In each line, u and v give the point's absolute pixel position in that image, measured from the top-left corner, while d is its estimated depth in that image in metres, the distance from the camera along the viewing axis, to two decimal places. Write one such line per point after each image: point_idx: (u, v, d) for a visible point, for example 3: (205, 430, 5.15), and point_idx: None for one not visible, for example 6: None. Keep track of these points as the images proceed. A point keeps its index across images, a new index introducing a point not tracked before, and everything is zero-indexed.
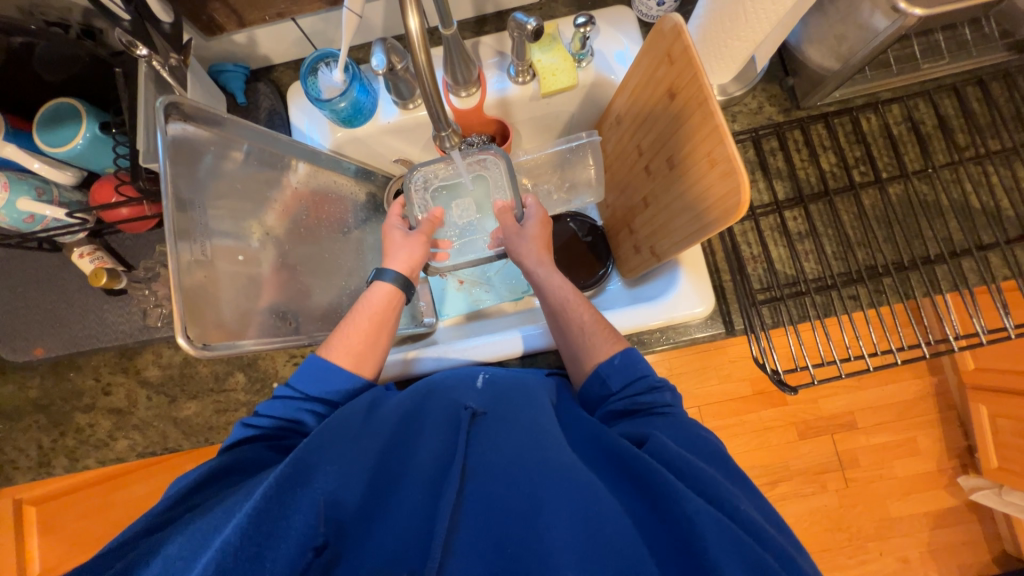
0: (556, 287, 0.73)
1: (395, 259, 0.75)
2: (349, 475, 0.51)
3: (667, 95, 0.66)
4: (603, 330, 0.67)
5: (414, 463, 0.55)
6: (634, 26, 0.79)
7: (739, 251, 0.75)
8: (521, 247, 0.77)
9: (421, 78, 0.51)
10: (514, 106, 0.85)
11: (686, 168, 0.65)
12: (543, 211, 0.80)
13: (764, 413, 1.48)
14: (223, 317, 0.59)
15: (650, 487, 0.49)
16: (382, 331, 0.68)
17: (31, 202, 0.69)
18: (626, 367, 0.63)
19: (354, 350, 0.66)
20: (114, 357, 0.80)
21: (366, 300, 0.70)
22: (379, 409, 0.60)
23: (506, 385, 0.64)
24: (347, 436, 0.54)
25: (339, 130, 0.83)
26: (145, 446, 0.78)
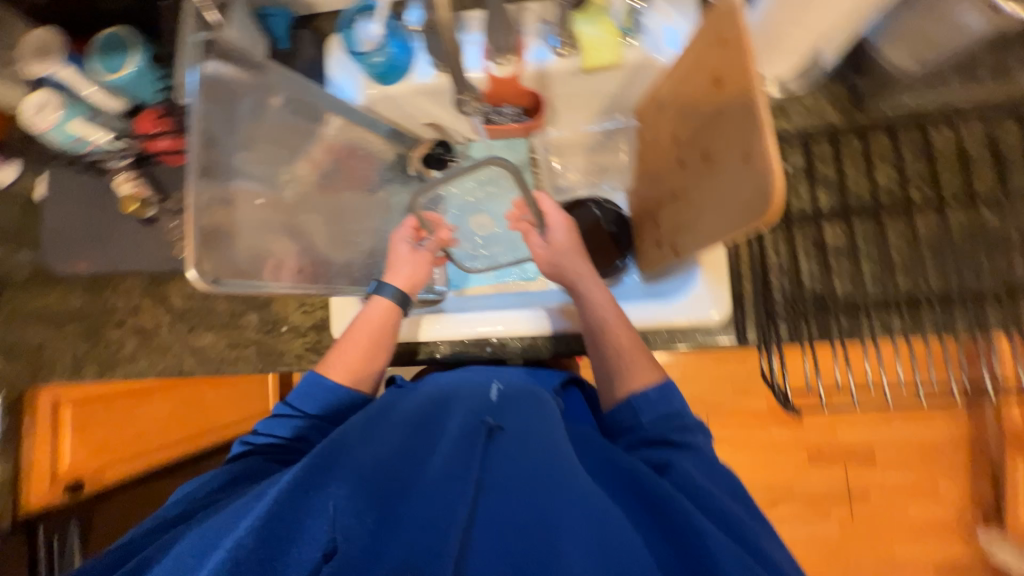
0: (597, 306, 0.72)
1: (396, 274, 0.76)
2: (363, 480, 0.48)
3: (711, 81, 0.61)
4: (642, 355, 0.66)
5: (429, 467, 0.49)
6: (693, 5, 0.74)
7: (765, 259, 0.70)
8: (571, 262, 0.76)
9: (443, 35, 0.49)
10: (553, 79, 0.81)
11: (720, 164, 0.61)
12: (566, 217, 0.78)
13: (776, 432, 1.43)
14: (236, 257, 0.61)
15: (663, 510, 0.47)
16: (375, 344, 0.69)
17: (83, 124, 0.75)
18: (659, 403, 0.62)
19: (351, 366, 0.68)
20: (144, 281, 0.85)
21: (364, 315, 0.71)
22: (393, 414, 0.58)
23: (522, 391, 0.60)
24: (359, 437, 0.53)
25: (372, 86, 0.82)
26: (164, 367, 0.83)
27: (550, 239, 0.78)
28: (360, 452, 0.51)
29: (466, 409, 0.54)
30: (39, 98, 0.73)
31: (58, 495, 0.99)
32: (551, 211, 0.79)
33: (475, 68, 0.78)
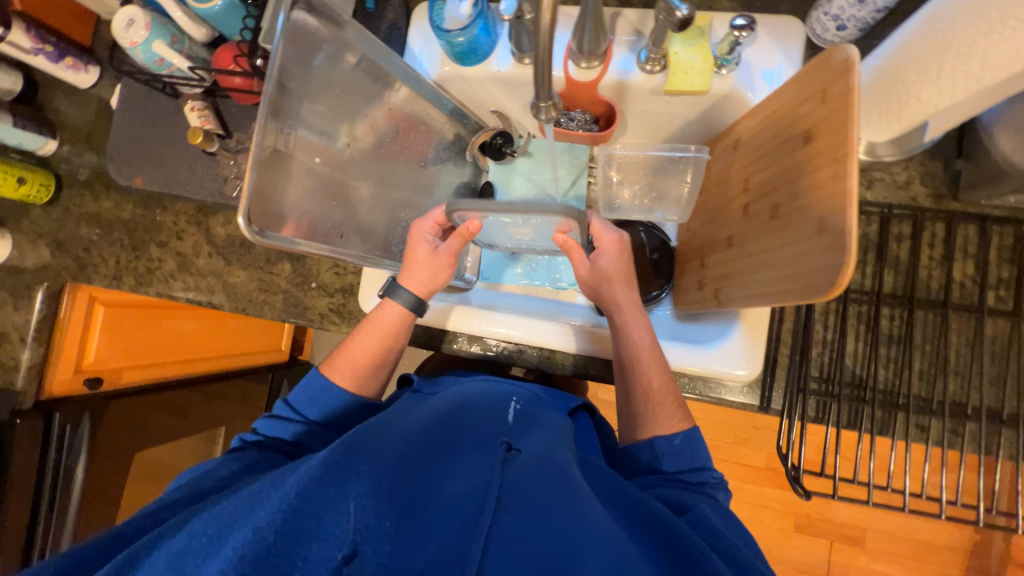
0: (632, 340, 0.70)
1: (412, 276, 0.73)
2: (385, 483, 0.48)
3: (801, 136, 0.58)
4: (670, 403, 0.65)
5: (448, 482, 0.51)
6: (798, 42, 0.69)
7: (810, 330, 0.66)
8: (610, 288, 0.72)
9: (540, 34, 0.48)
10: (632, 93, 0.77)
11: (788, 223, 0.58)
12: (616, 238, 0.73)
13: (767, 490, 1.40)
14: (284, 210, 0.62)
15: (682, 553, 0.46)
16: (383, 348, 0.71)
17: (164, 47, 0.74)
18: (681, 452, 0.63)
19: (356, 372, 0.70)
20: (193, 209, 0.88)
21: (377, 317, 0.72)
22: (415, 422, 0.60)
23: (534, 420, 0.65)
24: (380, 434, 0.55)
25: (448, 64, 0.80)
26: (194, 295, 0.86)
27: (595, 262, 0.73)
28: (381, 452, 0.52)
29: (484, 433, 0.59)
30: (130, 13, 0.73)
31: (79, 386, 1.04)
32: (602, 232, 0.73)
33: (557, 67, 0.76)
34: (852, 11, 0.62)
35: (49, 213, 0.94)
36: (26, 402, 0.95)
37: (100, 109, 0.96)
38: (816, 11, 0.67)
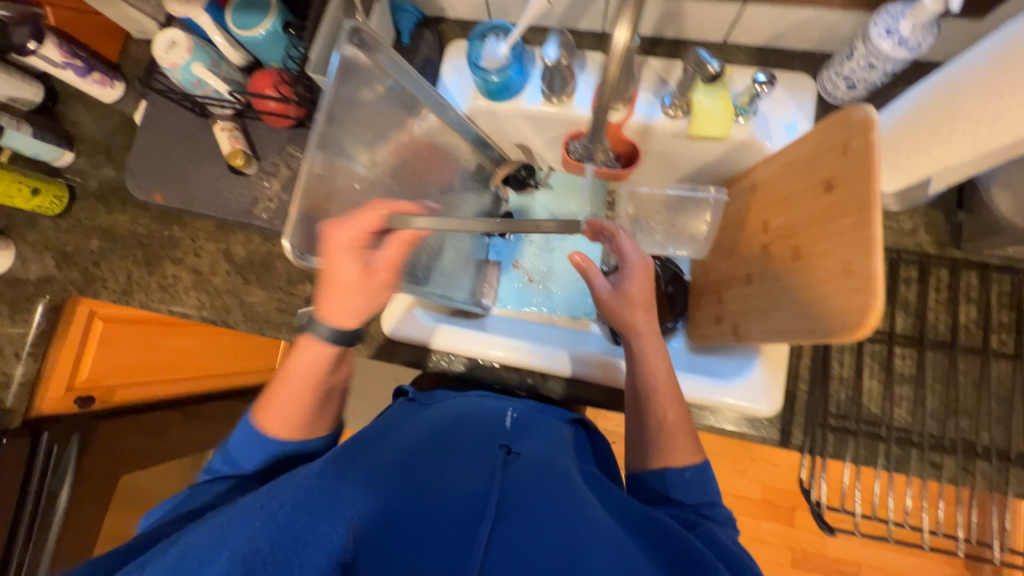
0: (649, 370, 0.70)
1: (342, 303, 0.65)
2: (380, 494, 0.52)
3: (822, 185, 0.61)
4: (683, 436, 0.66)
5: (447, 487, 0.54)
6: (810, 98, 0.75)
7: (829, 367, 0.69)
8: (624, 315, 0.71)
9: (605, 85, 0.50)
10: (654, 136, 0.81)
11: (814, 265, 0.60)
12: (643, 264, 0.72)
13: (767, 524, 1.49)
14: (322, 230, 0.61)
15: (677, 555, 0.50)
16: (312, 387, 0.67)
17: (203, 70, 0.76)
18: (692, 485, 0.64)
19: (287, 419, 0.67)
20: (213, 226, 0.87)
21: (290, 366, 0.67)
22: (415, 429, 0.64)
23: (533, 424, 0.67)
24: (377, 449, 0.59)
25: (480, 99, 0.83)
26: (209, 313, 0.84)
27: (620, 286, 0.72)
28: (376, 465, 0.55)
29: (483, 438, 0.62)
30: (172, 36, 0.74)
31: (69, 404, 0.99)
32: (631, 254, 0.72)
33: (585, 107, 0.81)
34: (863, 73, 0.67)
35: (58, 225, 0.91)
36: (15, 422, 0.91)
37: (121, 123, 0.95)
38: (827, 70, 0.73)
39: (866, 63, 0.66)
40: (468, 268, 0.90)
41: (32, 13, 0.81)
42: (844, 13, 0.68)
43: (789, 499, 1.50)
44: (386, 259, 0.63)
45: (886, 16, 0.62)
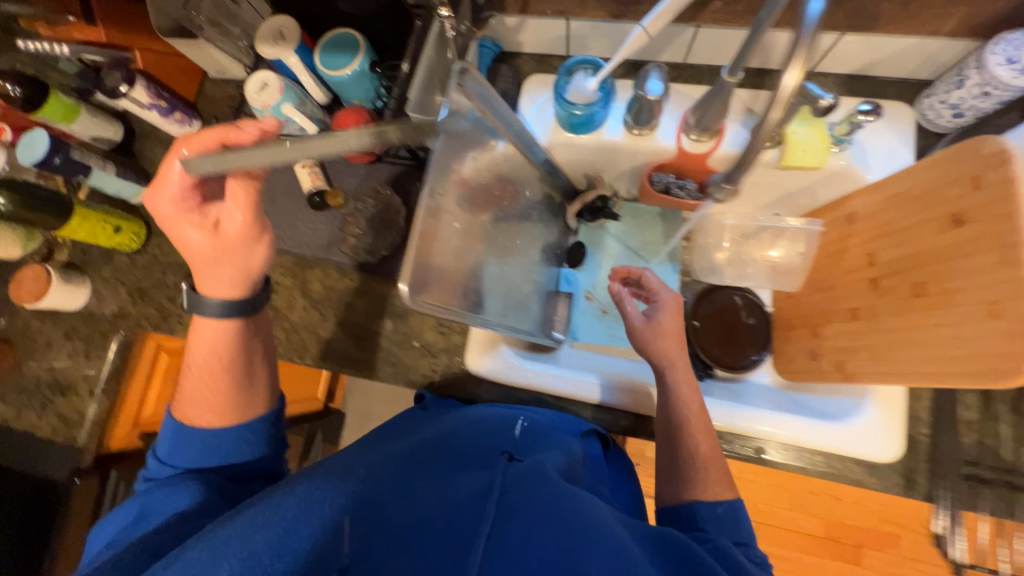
0: (680, 401, 0.68)
1: (207, 271, 0.64)
2: (365, 502, 0.49)
3: (948, 220, 0.59)
4: (716, 468, 0.62)
5: (446, 494, 0.48)
6: (909, 127, 0.73)
7: (956, 410, 0.65)
8: (655, 341, 0.72)
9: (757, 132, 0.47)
10: (741, 166, 0.80)
11: (947, 304, 0.57)
12: (673, 299, 0.76)
13: (828, 561, 1.41)
14: (429, 270, 0.55)
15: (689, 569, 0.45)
16: (220, 363, 0.65)
17: (292, 109, 0.76)
18: (725, 522, 0.58)
19: (206, 402, 0.64)
20: (288, 262, 0.86)
21: (193, 341, 0.66)
22: (417, 442, 0.59)
23: (542, 437, 0.64)
24: (372, 462, 0.55)
25: (560, 131, 0.83)
26: (286, 351, 0.82)
27: (652, 317, 0.75)
28: (366, 479, 0.52)
29: (488, 447, 0.58)
30: (264, 77, 0.75)
31: (133, 441, 0.99)
32: (660, 289, 0.77)
33: (668, 138, 0.79)
34: (975, 101, 0.66)
35: (134, 262, 0.92)
36: (87, 460, 0.89)
37: None
38: (927, 98, 0.71)
39: (979, 91, 0.64)
40: (537, 299, 0.84)
41: (122, 57, 0.82)
42: (951, 42, 0.66)
43: (853, 536, 1.40)
44: (188, 198, 0.62)
45: (1005, 44, 0.61)
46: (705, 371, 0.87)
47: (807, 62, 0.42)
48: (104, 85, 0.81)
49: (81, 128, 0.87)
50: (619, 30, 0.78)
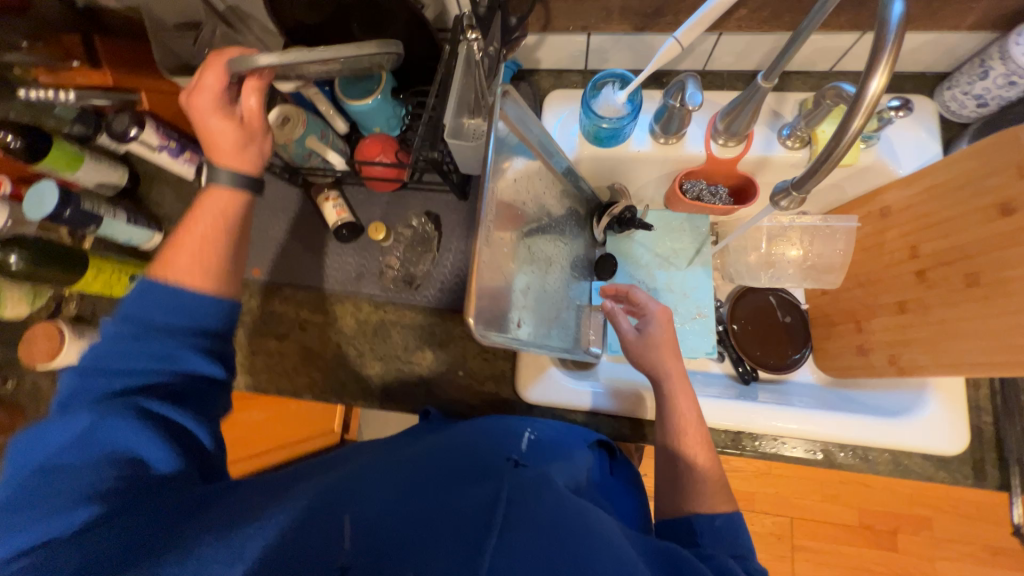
0: (675, 412, 0.66)
1: (223, 152, 0.61)
2: (362, 496, 0.46)
3: (994, 208, 0.59)
4: (717, 481, 0.61)
5: (456, 500, 0.45)
6: (934, 119, 0.74)
7: (1013, 397, 0.69)
8: (654, 356, 0.69)
9: (839, 139, 0.45)
10: (771, 167, 0.80)
11: (1003, 292, 0.58)
12: (662, 309, 0.71)
13: (864, 551, 1.13)
14: (484, 299, 0.54)
15: None
16: (216, 249, 0.60)
17: (316, 141, 0.75)
18: (725, 535, 0.56)
19: (192, 268, 0.58)
20: (317, 298, 0.84)
21: (196, 214, 0.61)
22: (426, 447, 0.57)
23: (551, 450, 0.62)
24: (373, 467, 0.52)
25: (587, 146, 0.82)
26: (323, 391, 0.80)
27: (642, 331, 0.71)
28: (364, 479, 0.49)
29: (497, 450, 0.56)
30: (284, 111, 0.72)
31: None
32: (647, 301, 0.72)
33: (697, 145, 0.79)
34: (999, 90, 0.67)
35: None
36: None
37: None
38: (948, 90, 0.73)
39: (1004, 81, 0.66)
40: (570, 313, 0.81)
41: (128, 100, 0.80)
42: (972, 34, 0.67)
43: (888, 521, 1.12)
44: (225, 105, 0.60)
45: None
46: (749, 373, 0.87)
47: (890, 67, 0.41)
48: (113, 130, 0.77)
49: (85, 176, 0.82)
50: (640, 42, 0.78)
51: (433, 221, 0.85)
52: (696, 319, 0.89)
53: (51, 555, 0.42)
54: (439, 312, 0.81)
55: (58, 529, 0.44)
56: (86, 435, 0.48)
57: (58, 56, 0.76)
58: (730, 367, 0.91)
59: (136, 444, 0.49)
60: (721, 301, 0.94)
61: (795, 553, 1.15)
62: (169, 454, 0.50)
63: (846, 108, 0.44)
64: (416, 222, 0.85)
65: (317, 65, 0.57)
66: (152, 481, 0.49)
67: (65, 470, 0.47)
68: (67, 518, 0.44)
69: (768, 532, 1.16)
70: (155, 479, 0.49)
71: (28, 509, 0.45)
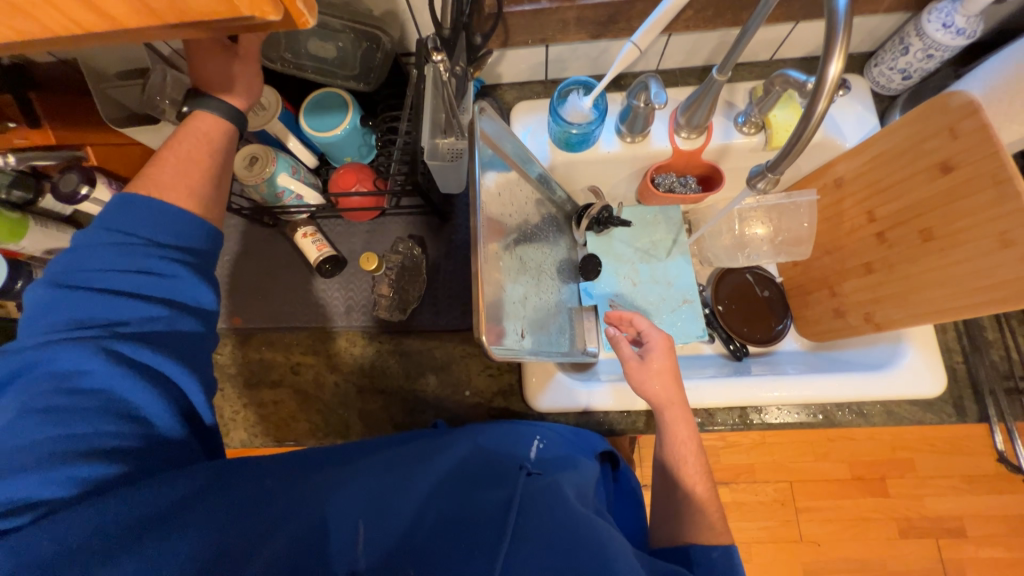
0: (674, 442, 0.67)
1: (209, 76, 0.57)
2: (381, 500, 0.48)
3: (936, 168, 0.65)
4: (714, 514, 0.61)
5: (471, 510, 0.48)
6: (868, 95, 0.81)
7: (975, 335, 0.76)
8: (653, 386, 0.69)
9: (807, 123, 0.50)
10: (732, 153, 0.85)
11: (956, 242, 0.64)
12: (664, 337, 0.72)
13: (862, 501, 1.18)
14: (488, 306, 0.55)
15: None
16: (198, 177, 0.55)
17: (288, 177, 0.73)
18: (719, 566, 0.55)
19: (165, 185, 0.53)
20: (307, 338, 0.81)
21: (179, 133, 0.57)
22: (441, 451, 0.57)
23: (559, 456, 0.63)
24: (391, 463, 0.53)
25: (558, 152, 0.84)
26: (326, 433, 0.77)
27: (644, 358, 0.72)
28: (384, 477, 0.50)
29: (508, 458, 0.57)
30: (252, 151, 0.70)
31: None
32: (649, 330, 0.73)
33: (662, 141, 0.83)
34: (920, 63, 0.75)
35: None
36: None
37: None
38: (876, 67, 0.81)
39: (924, 55, 0.73)
40: (563, 316, 0.81)
41: (74, 157, 0.75)
42: (890, 16, 0.74)
43: (878, 468, 1.17)
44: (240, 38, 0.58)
45: (937, 12, 0.69)
46: (741, 350, 0.91)
47: (844, 50, 0.46)
48: (61, 192, 0.74)
49: (33, 244, 0.76)
50: (596, 49, 0.81)
51: (418, 245, 0.84)
52: (684, 304, 0.93)
53: (59, 514, 0.40)
54: (436, 335, 0.81)
55: (56, 484, 0.41)
56: (80, 381, 0.44)
57: None
58: (721, 347, 0.94)
59: (138, 400, 0.46)
60: (704, 286, 0.98)
61: (799, 515, 1.19)
62: (175, 416, 0.48)
63: (808, 95, 0.49)
64: (402, 247, 0.84)
65: (320, 50, 0.74)
66: (160, 443, 0.47)
67: (57, 415, 0.43)
68: (70, 473, 0.41)
69: (772, 499, 1.19)
70: (162, 442, 0.47)
71: (17, 456, 0.41)
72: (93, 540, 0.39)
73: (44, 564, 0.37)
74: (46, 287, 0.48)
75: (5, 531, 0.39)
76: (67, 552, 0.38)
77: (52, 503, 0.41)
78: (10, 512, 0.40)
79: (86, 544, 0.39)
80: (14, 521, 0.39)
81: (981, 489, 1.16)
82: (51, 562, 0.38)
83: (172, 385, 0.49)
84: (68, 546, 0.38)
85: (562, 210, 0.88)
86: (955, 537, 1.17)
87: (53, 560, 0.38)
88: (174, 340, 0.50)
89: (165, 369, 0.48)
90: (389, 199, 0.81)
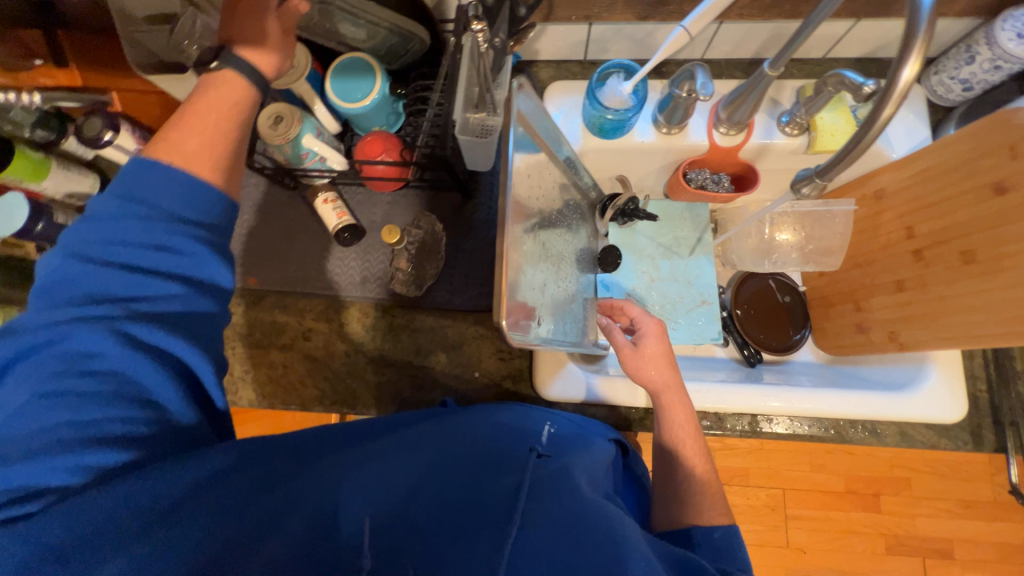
0: (673, 426, 0.67)
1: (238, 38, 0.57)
2: (387, 482, 0.48)
3: (988, 188, 0.62)
4: (712, 495, 0.61)
5: (480, 495, 0.47)
6: (923, 103, 0.77)
7: (1001, 364, 0.75)
8: (648, 369, 0.69)
9: (868, 127, 0.48)
10: (771, 155, 0.82)
11: (998, 268, 0.61)
12: (656, 322, 0.73)
13: (854, 515, 1.18)
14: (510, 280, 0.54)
15: None
16: (227, 139, 0.54)
17: (313, 139, 0.70)
18: (722, 548, 0.55)
19: (184, 150, 0.51)
20: (321, 305, 0.81)
21: (207, 90, 0.55)
22: (456, 433, 0.56)
23: (569, 442, 0.61)
24: (399, 447, 0.53)
25: (590, 137, 0.81)
26: (334, 400, 0.78)
27: (638, 344, 0.72)
28: (391, 464, 0.50)
29: (519, 438, 0.57)
30: (277, 110, 0.68)
31: None
32: (641, 316, 0.74)
33: (700, 135, 0.80)
34: (984, 75, 0.70)
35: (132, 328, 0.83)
36: None
37: None
38: (936, 75, 0.76)
39: (990, 66, 0.69)
40: (578, 307, 0.79)
41: (100, 101, 0.76)
42: (960, 21, 0.70)
43: (873, 485, 1.17)
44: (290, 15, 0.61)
45: (1012, 20, 0.65)
46: (755, 356, 0.90)
47: (922, 53, 0.43)
48: (83, 135, 0.73)
49: (54, 185, 0.75)
50: (641, 31, 0.77)
51: (440, 222, 0.83)
52: (702, 306, 0.91)
53: (71, 500, 0.40)
54: (450, 314, 0.80)
55: (68, 472, 0.41)
56: (91, 364, 0.44)
57: (17, 54, 0.68)
58: (735, 352, 0.93)
59: (149, 383, 0.45)
60: (724, 288, 0.97)
61: (788, 522, 1.19)
62: (186, 401, 0.47)
63: (875, 98, 0.46)
64: (423, 224, 0.82)
65: (353, 34, 0.72)
66: (171, 430, 0.47)
67: (67, 401, 0.42)
68: (78, 460, 0.42)
69: (762, 504, 1.19)
70: (174, 428, 0.47)
71: (31, 442, 0.41)
72: (101, 523, 0.40)
73: (55, 551, 0.38)
74: (60, 259, 0.46)
75: (24, 515, 0.40)
76: (78, 540, 0.39)
77: (64, 490, 0.41)
78: (27, 498, 0.40)
79: (95, 531, 0.39)
80: (31, 506, 0.40)
81: (975, 514, 1.15)
82: (60, 551, 0.38)
83: (182, 364, 0.48)
84: (76, 535, 0.39)
85: (586, 198, 0.86)
86: (942, 558, 1.17)
87: (64, 545, 0.38)
88: (188, 321, 0.49)
89: (175, 351, 0.47)
90: (414, 171, 0.79)
